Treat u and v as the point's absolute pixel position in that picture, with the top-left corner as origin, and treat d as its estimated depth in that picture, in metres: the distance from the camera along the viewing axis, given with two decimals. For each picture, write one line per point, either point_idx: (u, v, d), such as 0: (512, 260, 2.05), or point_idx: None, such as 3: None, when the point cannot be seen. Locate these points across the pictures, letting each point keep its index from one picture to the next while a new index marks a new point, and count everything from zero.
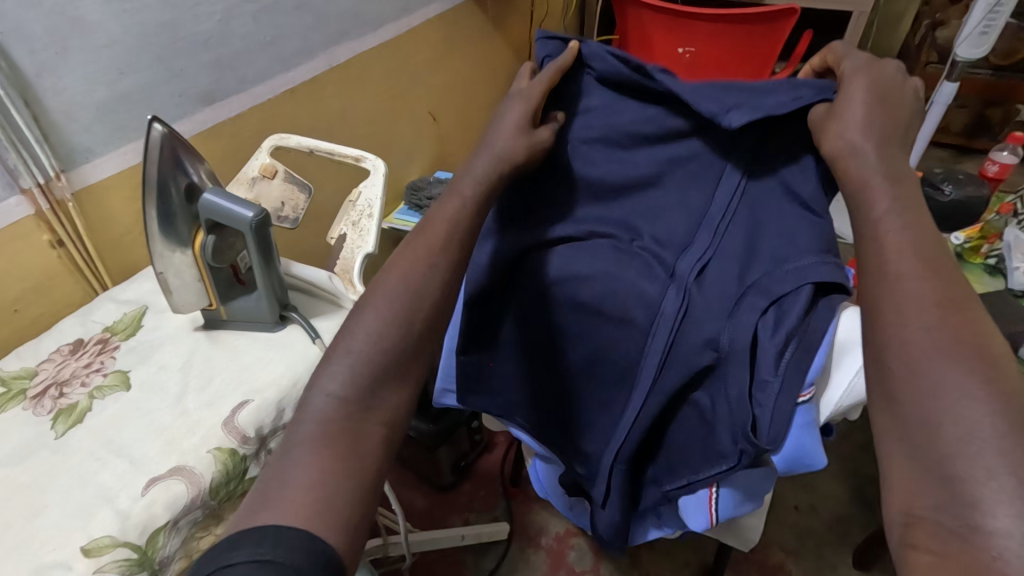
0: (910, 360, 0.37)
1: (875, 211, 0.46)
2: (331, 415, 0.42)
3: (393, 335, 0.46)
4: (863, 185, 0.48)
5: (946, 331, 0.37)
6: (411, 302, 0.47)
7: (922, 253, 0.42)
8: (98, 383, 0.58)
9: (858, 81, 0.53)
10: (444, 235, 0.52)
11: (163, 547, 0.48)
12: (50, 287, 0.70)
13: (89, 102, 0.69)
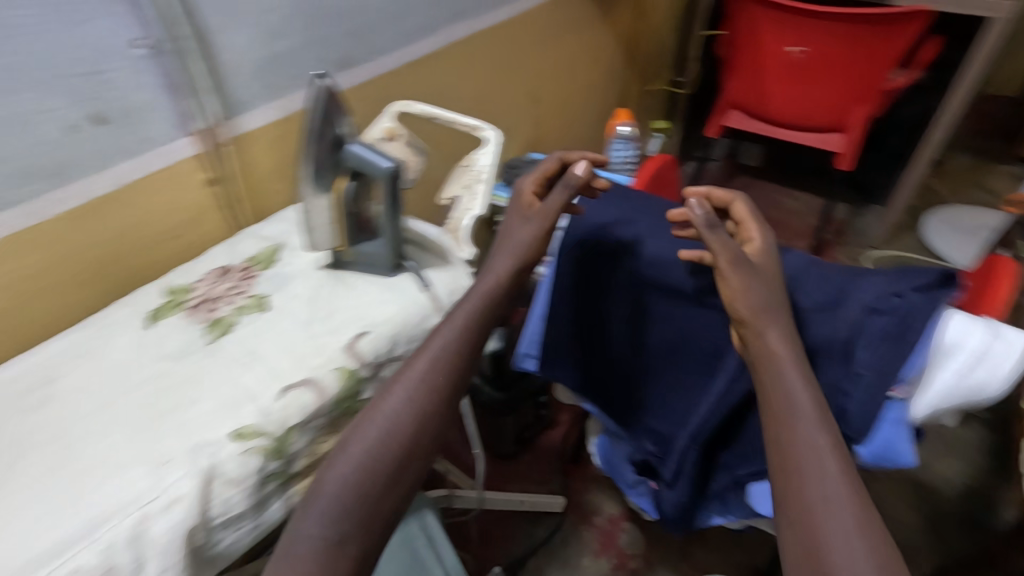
0: (799, 474, 0.48)
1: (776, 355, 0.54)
2: (350, 492, 0.51)
3: (410, 422, 0.55)
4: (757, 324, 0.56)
5: (831, 448, 0.48)
6: (424, 399, 0.56)
7: (804, 379, 0.52)
8: (241, 303, 0.67)
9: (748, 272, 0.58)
10: (453, 347, 0.59)
11: (294, 443, 0.56)
12: (200, 221, 0.80)
13: (248, 61, 0.78)
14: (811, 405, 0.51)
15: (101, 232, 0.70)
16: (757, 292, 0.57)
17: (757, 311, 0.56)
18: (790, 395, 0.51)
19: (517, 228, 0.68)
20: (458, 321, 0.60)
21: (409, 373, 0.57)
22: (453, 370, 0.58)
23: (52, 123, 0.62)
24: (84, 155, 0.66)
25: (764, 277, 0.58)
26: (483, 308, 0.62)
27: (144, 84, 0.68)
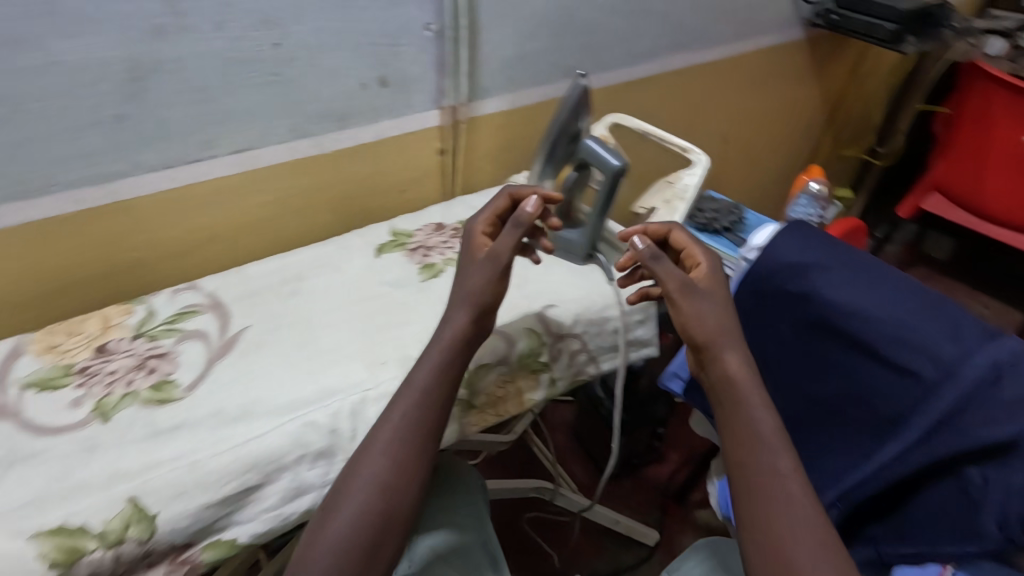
0: (771, 500, 0.48)
1: (760, 429, 0.52)
2: (343, 549, 0.49)
3: (392, 472, 0.52)
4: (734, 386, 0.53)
5: (807, 517, 0.47)
6: (400, 449, 0.53)
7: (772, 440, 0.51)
8: (451, 255, 0.77)
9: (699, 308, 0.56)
10: (423, 401, 0.54)
11: (481, 379, 0.63)
12: (422, 182, 0.93)
13: (500, 56, 0.89)
14: (773, 427, 0.52)
15: (354, 173, 0.85)
16: (711, 314, 0.55)
17: (717, 332, 0.55)
18: (754, 421, 0.52)
19: (473, 274, 0.57)
20: (423, 382, 0.55)
21: (383, 432, 0.53)
22: (428, 418, 0.54)
23: (350, 78, 0.77)
24: (363, 108, 0.80)
25: (714, 297, 0.56)
26: (447, 361, 0.56)
27: (421, 60, 0.81)
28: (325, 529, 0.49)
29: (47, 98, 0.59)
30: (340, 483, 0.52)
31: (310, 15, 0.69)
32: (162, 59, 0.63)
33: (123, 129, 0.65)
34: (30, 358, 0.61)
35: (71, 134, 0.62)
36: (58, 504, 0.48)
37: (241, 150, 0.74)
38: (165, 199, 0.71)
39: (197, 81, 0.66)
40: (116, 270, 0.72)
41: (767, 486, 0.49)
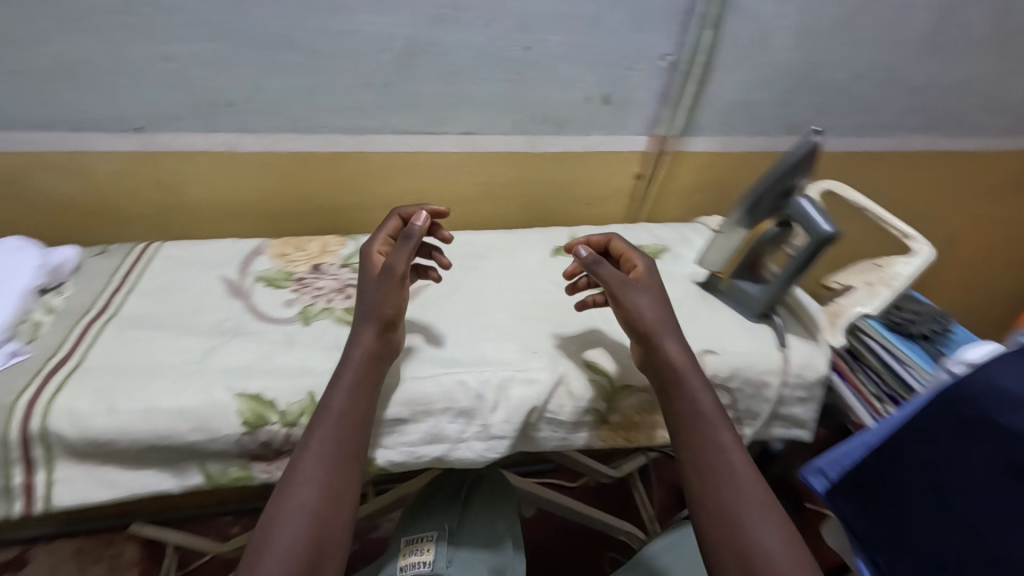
0: (730, 484, 0.51)
1: (719, 438, 0.54)
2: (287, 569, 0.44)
3: (330, 481, 0.49)
4: (679, 379, 0.56)
5: (764, 506, 0.50)
6: (331, 459, 0.50)
7: (720, 442, 0.53)
8: None
9: (645, 301, 0.60)
10: (354, 410, 0.52)
11: (621, 399, 0.63)
12: (610, 201, 0.96)
13: (724, 98, 0.88)
14: (711, 404, 0.55)
15: (553, 177, 0.90)
16: (649, 304, 0.60)
17: (659, 323, 0.59)
18: (695, 402, 0.55)
19: (370, 289, 0.58)
20: (347, 398, 0.53)
21: (312, 449, 0.50)
22: (359, 425, 0.52)
23: (578, 89, 0.82)
24: (581, 120, 0.85)
25: (653, 291, 0.61)
26: (366, 372, 0.54)
27: (647, 87, 0.84)
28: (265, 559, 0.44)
29: (341, 57, 0.72)
30: (272, 515, 0.47)
31: (563, 27, 0.75)
32: (433, 43, 0.73)
33: (385, 94, 0.76)
34: (266, 258, 0.74)
35: (348, 89, 0.75)
36: (259, 376, 0.58)
37: (467, 133, 0.82)
38: (397, 159, 0.82)
39: (453, 66, 0.76)
40: (342, 208, 0.85)
41: (725, 474, 0.52)
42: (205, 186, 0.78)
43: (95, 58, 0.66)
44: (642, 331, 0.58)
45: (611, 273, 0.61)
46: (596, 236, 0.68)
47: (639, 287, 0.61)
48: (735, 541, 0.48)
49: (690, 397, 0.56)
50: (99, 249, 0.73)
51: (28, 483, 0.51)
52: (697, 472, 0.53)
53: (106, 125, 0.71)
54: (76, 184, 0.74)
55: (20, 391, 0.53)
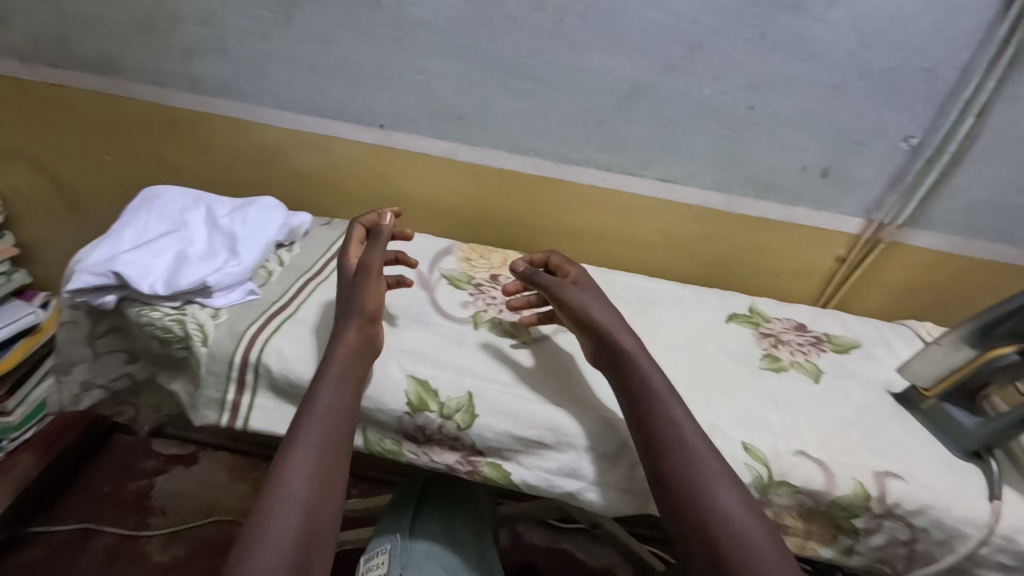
0: (710, 483, 0.48)
1: (668, 408, 0.52)
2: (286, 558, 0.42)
3: (323, 470, 0.48)
4: (631, 357, 0.56)
5: (720, 473, 0.49)
6: (323, 448, 0.49)
7: (673, 414, 0.52)
8: (800, 361, 0.72)
9: (589, 300, 0.62)
10: (341, 407, 0.53)
11: (777, 496, 0.56)
12: (799, 279, 0.88)
13: (969, 195, 0.77)
14: (662, 381, 0.54)
15: (743, 241, 0.86)
16: (596, 304, 0.61)
17: (610, 321, 0.60)
18: (647, 381, 0.54)
19: (350, 296, 0.61)
20: (335, 396, 0.53)
21: (301, 442, 0.49)
22: (344, 418, 0.53)
23: (797, 157, 0.77)
24: (790, 189, 0.80)
25: (596, 294, 0.64)
26: (351, 368, 0.56)
27: (878, 168, 0.76)
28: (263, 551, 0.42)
29: (566, 90, 0.76)
30: (269, 509, 0.44)
31: (797, 92, 0.72)
32: (657, 89, 0.74)
33: (596, 130, 0.79)
34: (453, 259, 0.81)
35: (563, 121, 0.79)
36: (429, 364, 0.62)
37: (666, 180, 0.82)
38: (591, 193, 0.85)
39: (670, 114, 0.76)
40: (527, 228, 0.89)
41: (705, 479, 0.48)
42: (417, 184, 0.87)
43: (367, 62, 0.78)
44: (591, 318, 0.60)
45: (555, 281, 0.64)
46: (535, 252, 0.71)
47: (579, 291, 0.63)
48: (701, 518, 0.46)
49: (643, 374, 0.55)
50: (326, 220, 0.85)
51: (236, 402, 0.60)
52: (656, 447, 0.50)
53: (358, 118, 0.83)
54: (322, 163, 0.88)
55: (249, 324, 0.63)
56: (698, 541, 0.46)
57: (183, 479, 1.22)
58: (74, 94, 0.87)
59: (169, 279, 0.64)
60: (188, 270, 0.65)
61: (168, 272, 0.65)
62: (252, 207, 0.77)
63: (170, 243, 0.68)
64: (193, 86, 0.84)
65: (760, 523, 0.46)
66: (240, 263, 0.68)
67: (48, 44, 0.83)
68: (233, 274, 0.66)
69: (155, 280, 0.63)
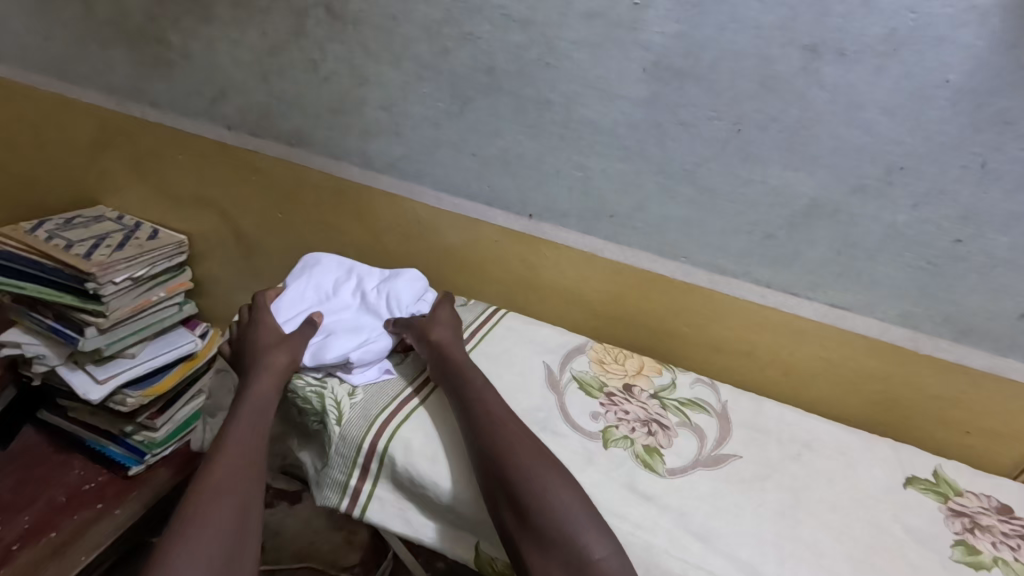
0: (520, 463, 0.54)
1: (481, 402, 0.59)
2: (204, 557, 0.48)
3: (235, 480, 0.54)
4: (459, 368, 0.63)
5: (529, 446, 0.55)
6: (241, 459, 0.56)
7: (487, 409, 0.59)
8: (1007, 558, 0.58)
9: (430, 323, 0.69)
10: (246, 429, 0.59)
11: None
12: (996, 441, 0.73)
13: None
14: (481, 382, 0.61)
15: (926, 387, 0.73)
16: (439, 330, 0.68)
17: (452, 343, 0.67)
18: (474, 390, 0.61)
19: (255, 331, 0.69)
20: (247, 413, 0.60)
21: (216, 468, 0.55)
22: (258, 431, 0.60)
23: (1013, 303, 0.65)
24: (998, 336, 0.67)
25: (443, 320, 0.71)
26: (264, 386, 0.63)
27: None
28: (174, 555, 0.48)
29: (733, 201, 0.71)
30: (185, 522, 0.50)
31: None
32: (842, 210, 0.67)
33: (762, 244, 0.72)
34: (586, 359, 0.77)
35: (726, 231, 0.73)
36: None
37: (837, 306, 0.73)
38: (744, 308, 0.77)
39: (853, 238, 0.68)
40: (665, 334, 0.84)
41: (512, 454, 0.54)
42: (556, 274, 0.86)
43: (528, 155, 0.79)
44: (431, 341, 0.67)
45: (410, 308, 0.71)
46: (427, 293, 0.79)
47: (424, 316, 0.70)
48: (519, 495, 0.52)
49: (468, 379, 0.62)
50: (462, 301, 0.85)
51: (358, 488, 0.58)
52: (472, 440, 0.56)
53: (509, 206, 0.84)
54: (466, 242, 0.89)
55: (380, 408, 0.62)
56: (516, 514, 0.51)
57: (287, 517, 1.28)
58: (265, 159, 0.97)
59: (318, 351, 0.66)
60: (336, 343, 0.66)
61: (318, 344, 0.67)
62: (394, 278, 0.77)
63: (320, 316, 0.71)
64: (364, 162, 0.90)
65: (571, 488, 0.53)
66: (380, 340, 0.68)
67: (253, 117, 0.93)
68: (373, 347, 0.67)
69: (306, 354, 0.66)
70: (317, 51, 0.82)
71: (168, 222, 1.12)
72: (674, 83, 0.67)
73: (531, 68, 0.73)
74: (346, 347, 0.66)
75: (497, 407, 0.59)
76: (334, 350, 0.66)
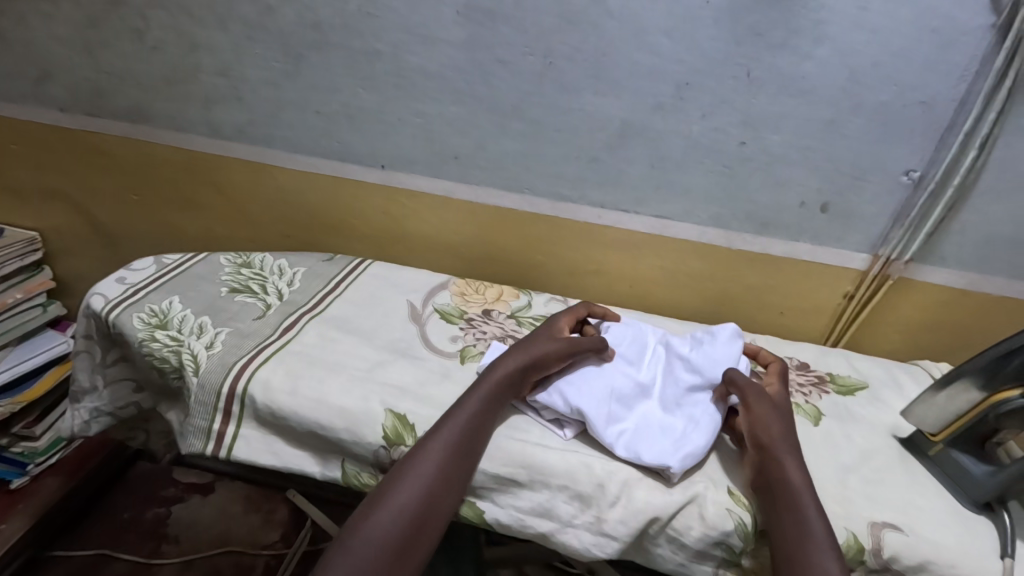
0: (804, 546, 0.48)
1: (796, 487, 0.52)
2: (374, 561, 0.47)
3: (438, 490, 0.52)
4: (778, 459, 0.54)
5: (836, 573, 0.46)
6: (453, 466, 0.53)
7: (798, 496, 0.51)
8: (799, 402, 0.69)
9: (758, 404, 0.58)
10: (477, 416, 0.56)
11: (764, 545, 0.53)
12: (807, 317, 0.85)
13: (985, 231, 0.73)
14: (801, 478, 0.52)
15: (745, 277, 0.84)
16: (773, 419, 0.57)
17: (781, 440, 0.55)
18: (787, 477, 0.52)
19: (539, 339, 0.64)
20: (475, 406, 0.57)
21: (441, 431, 0.54)
22: (481, 434, 0.56)
23: (794, 192, 0.76)
24: (789, 224, 0.78)
25: (783, 417, 0.58)
26: (499, 394, 0.58)
27: (880, 203, 0.74)
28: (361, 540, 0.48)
29: (559, 131, 0.78)
30: (397, 476, 0.52)
31: (789, 129, 0.72)
32: (648, 127, 0.75)
33: (591, 167, 0.80)
34: (448, 294, 0.82)
35: (558, 159, 0.80)
36: (411, 398, 0.62)
37: (662, 216, 0.81)
38: (587, 227, 0.85)
39: (662, 152, 0.77)
40: (526, 263, 0.90)
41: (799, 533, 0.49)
42: (419, 220, 0.89)
43: (369, 107, 0.82)
44: (761, 433, 0.56)
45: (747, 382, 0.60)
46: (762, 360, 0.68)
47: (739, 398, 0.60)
48: None
49: (788, 468, 0.53)
50: (328, 256, 0.88)
51: (222, 431, 0.61)
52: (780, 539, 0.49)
53: (362, 159, 0.86)
54: (327, 200, 0.91)
55: (240, 356, 0.65)
56: None
57: (201, 509, 1.22)
58: (109, 140, 0.94)
59: (627, 444, 0.56)
60: (638, 435, 0.57)
61: (620, 425, 0.58)
62: (712, 341, 0.65)
63: (613, 380, 0.61)
64: (213, 131, 0.89)
65: None
66: (700, 436, 0.57)
67: (86, 96, 0.90)
68: (688, 449, 0.56)
69: (614, 441, 0.56)
70: (142, 19, 0.81)
71: (15, 220, 1.06)
72: (486, 23, 0.72)
73: (355, 20, 0.75)
74: (665, 451, 0.55)
75: (818, 522, 0.49)
76: (646, 450, 0.56)
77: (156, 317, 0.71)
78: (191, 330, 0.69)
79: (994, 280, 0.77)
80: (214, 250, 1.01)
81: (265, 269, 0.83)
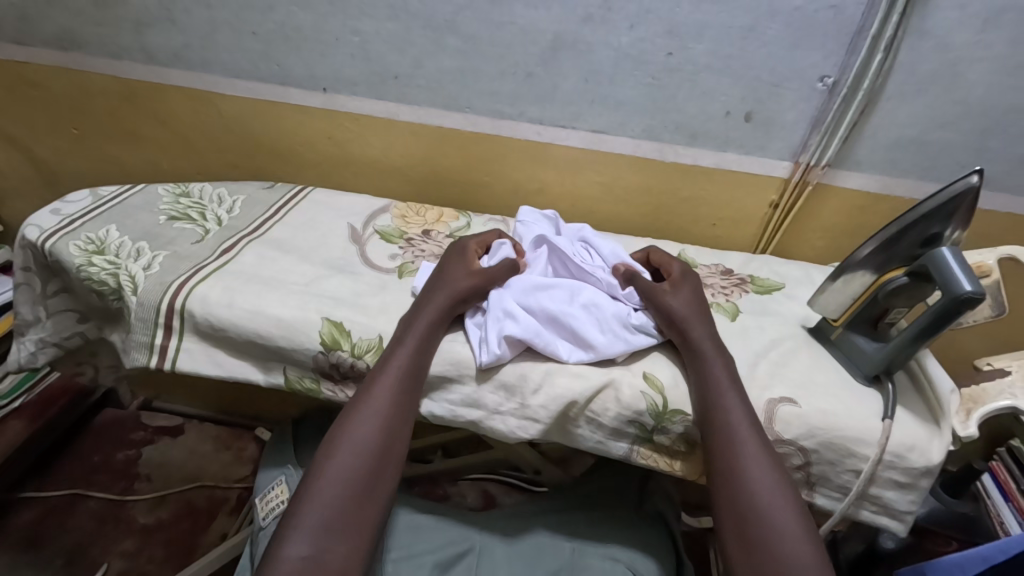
0: (731, 428, 0.54)
1: (717, 378, 0.57)
2: (328, 513, 0.49)
3: (380, 437, 0.54)
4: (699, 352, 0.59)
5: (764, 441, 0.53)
6: (389, 414, 0.55)
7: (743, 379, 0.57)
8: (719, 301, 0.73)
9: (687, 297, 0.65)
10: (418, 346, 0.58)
11: (673, 423, 0.58)
12: (736, 227, 0.89)
13: (894, 134, 0.78)
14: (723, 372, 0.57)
15: (678, 190, 0.86)
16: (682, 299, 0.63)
17: (691, 313, 0.62)
18: (710, 370, 0.57)
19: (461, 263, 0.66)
20: (414, 335, 0.59)
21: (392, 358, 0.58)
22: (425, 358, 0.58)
23: (719, 102, 0.78)
24: (716, 135, 0.81)
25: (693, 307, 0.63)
26: (430, 335, 0.60)
27: (799, 109, 0.77)
28: (308, 501, 0.50)
29: (490, 46, 0.78)
30: (358, 404, 0.56)
31: (712, 38, 0.73)
32: (578, 40, 0.76)
33: (527, 84, 0.80)
34: (389, 216, 0.83)
35: (492, 76, 0.81)
36: (347, 307, 0.65)
37: (596, 131, 0.83)
38: (525, 145, 0.86)
39: (595, 65, 0.78)
40: (470, 186, 0.91)
41: (725, 430, 0.54)
42: (359, 146, 0.89)
43: (304, 26, 0.80)
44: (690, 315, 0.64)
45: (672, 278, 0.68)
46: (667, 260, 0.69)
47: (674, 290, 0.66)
48: (733, 477, 0.52)
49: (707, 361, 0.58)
50: (269, 185, 0.88)
51: (164, 345, 0.64)
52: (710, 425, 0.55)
53: (301, 82, 0.85)
54: (266, 126, 0.90)
55: (177, 275, 0.66)
56: (734, 499, 0.51)
57: (171, 449, 1.26)
58: (39, 71, 0.91)
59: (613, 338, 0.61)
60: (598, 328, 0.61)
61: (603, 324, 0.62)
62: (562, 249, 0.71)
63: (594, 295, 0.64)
64: (143, 58, 0.87)
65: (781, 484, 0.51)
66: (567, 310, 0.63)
67: (11, 22, 0.87)
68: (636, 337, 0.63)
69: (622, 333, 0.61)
70: None
71: None
72: None
73: None
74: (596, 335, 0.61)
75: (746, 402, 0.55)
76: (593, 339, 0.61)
77: (93, 244, 0.71)
78: (129, 254, 0.70)
79: (905, 185, 0.81)
80: (155, 181, 0.99)
81: (204, 198, 0.83)
